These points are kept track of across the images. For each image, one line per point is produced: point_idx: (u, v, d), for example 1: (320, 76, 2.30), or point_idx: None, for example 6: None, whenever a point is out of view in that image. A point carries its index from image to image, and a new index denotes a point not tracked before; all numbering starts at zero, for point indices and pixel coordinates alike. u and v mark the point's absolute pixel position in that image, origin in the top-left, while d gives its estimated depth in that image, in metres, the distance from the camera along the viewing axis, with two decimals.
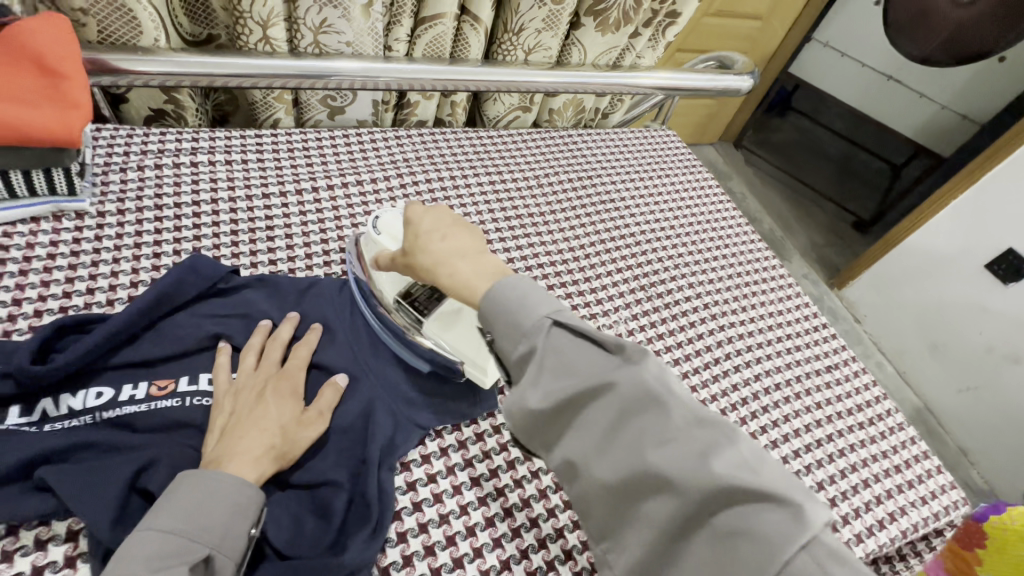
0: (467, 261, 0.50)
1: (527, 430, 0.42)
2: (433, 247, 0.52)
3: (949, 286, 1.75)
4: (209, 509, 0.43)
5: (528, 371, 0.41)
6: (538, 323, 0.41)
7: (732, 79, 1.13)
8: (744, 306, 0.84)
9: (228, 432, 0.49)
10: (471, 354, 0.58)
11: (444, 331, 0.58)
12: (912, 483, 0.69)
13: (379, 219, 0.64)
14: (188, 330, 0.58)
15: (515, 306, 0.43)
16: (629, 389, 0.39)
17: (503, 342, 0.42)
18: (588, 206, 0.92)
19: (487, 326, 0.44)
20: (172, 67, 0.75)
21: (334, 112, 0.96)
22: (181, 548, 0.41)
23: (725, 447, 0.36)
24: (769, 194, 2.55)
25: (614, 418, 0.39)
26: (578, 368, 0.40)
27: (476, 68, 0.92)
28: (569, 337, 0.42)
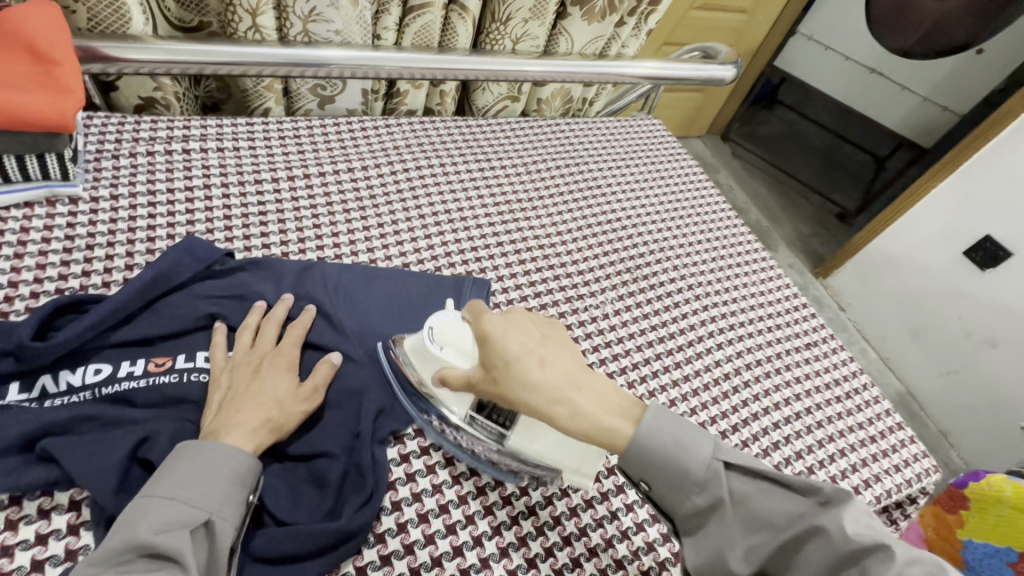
0: (581, 395, 0.47)
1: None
2: (537, 378, 0.47)
3: (929, 273, 1.80)
4: (208, 477, 0.44)
5: (709, 521, 0.46)
6: (712, 475, 0.45)
7: (715, 69, 1.16)
8: (727, 288, 0.86)
9: (225, 406, 0.50)
10: (572, 461, 0.52)
11: (535, 446, 0.52)
12: (886, 452, 0.72)
13: (433, 325, 0.55)
14: (184, 310, 0.59)
15: (667, 450, 0.46)
16: (837, 528, 0.42)
17: (671, 496, 0.47)
18: (575, 192, 0.94)
19: (644, 478, 0.47)
20: (163, 55, 0.76)
21: (324, 101, 0.97)
22: (182, 513, 0.42)
23: (845, 514, 0.42)
24: (756, 186, 2.58)
25: (824, 562, 0.42)
26: (763, 513, 0.45)
27: (464, 57, 0.93)
28: (743, 478, 0.46)
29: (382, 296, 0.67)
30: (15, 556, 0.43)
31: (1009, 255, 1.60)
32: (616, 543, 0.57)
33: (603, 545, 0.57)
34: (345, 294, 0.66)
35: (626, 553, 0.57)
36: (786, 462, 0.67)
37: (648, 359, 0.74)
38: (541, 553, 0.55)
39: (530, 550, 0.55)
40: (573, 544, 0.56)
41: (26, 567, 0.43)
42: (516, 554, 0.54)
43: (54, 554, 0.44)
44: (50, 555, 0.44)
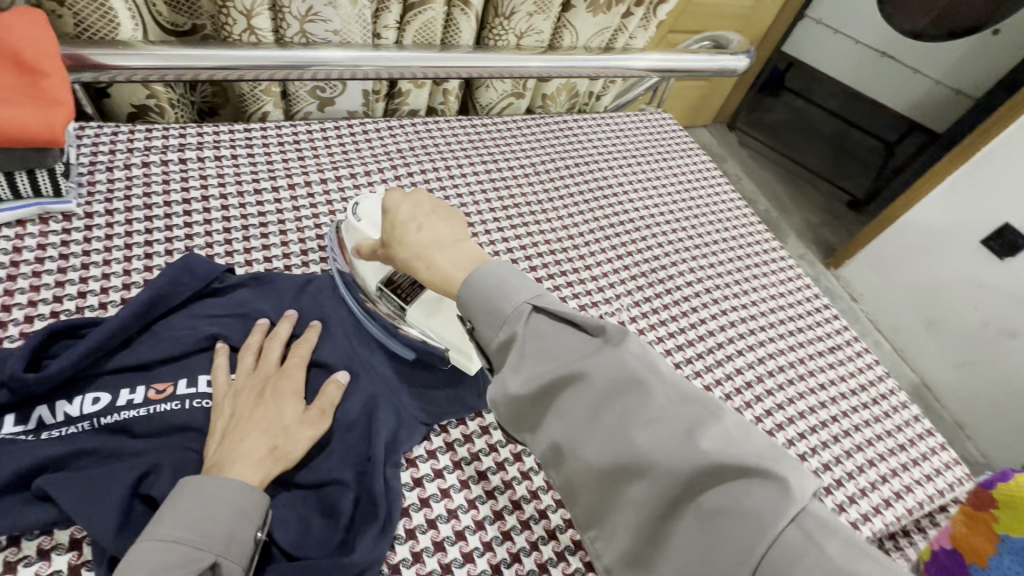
0: (444, 249, 0.53)
1: (513, 422, 0.45)
2: (410, 238, 0.55)
3: (945, 263, 1.76)
4: (217, 515, 0.43)
5: (510, 353, 0.44)
6: (519, 307, 0.45)
7: (726, 60, 1.11)
8: (745, 290, 0.83)
9: (229, 434, 0.48)
10: (455, 339, 0.58)
11: (429, 320, 0.59)
12: (916, 461, 0.69)
13: (358, 207, 0.65)
14: (186, 331, 0.56)
15: (496, 293, 0.46)
16: (625, 365, 0.42)
17: (485, 330, 0.46)
18: (585, 193, 0.90)
19: (468, 317, 0.48)
20: (154, 60, 0.72)
21: (324, 104, 0.94)
22: (190, 555, 0.40)
23: (710, 424, 0.38)
24: (764, 175, 2.53)
25: (617, 408, 0.40)
26: (555, 348, 0.44)
27: (468, 55, 0.90)
28: (549, 321, 0.45)
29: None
30: None
31: None
32: None
33: None
34: (350, 310, 0.63)
35: None
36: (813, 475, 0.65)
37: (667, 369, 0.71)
38: None
39: None
40: (595, 569, 0.54)
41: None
42: None
43: None
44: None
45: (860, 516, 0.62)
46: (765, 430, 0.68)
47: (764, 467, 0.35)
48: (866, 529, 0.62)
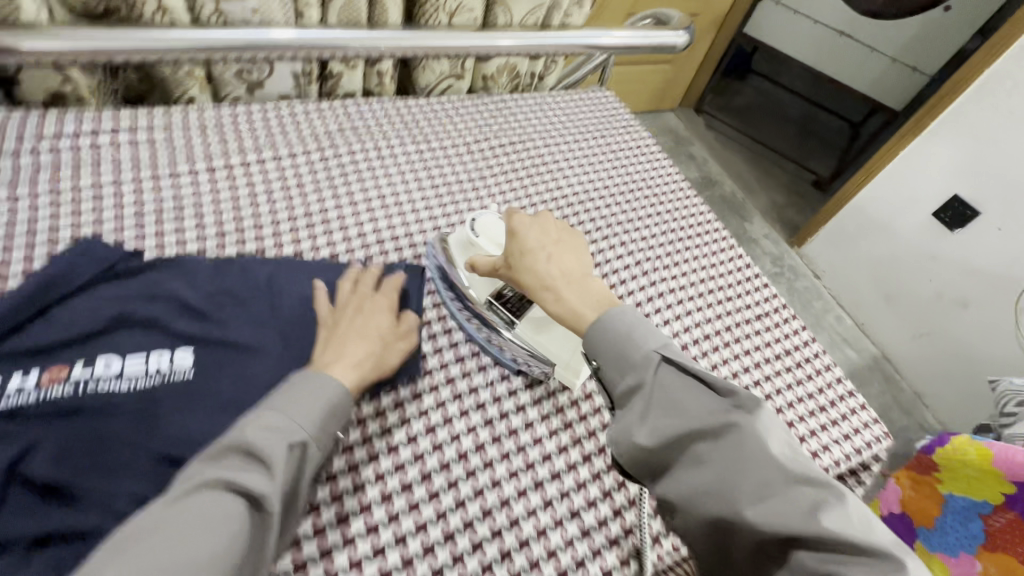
0: (574, 286, 0.60)
1: (629, 465, 0.49)
2: (542, 269, 0.61)
3: (900, 236, 1.79)
4: (313, 403, 0.50)
5: (635, 402, 0.49)
6: (648, 358, 0.50)
7: (666, 35, 1.11)
8: (677, 262, 0.83)
9: (334, 339, 0.57)
10: (565, 354, 0.66)
11: (537, 335, 0.66)
12: (836, 420, 0.70)
13: (476, 222, 0.71)
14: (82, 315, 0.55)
15: (624, 341, 0.52)
16: (755, 426, 0.44)
17: (613, 375, 0.51)
18: (519, 170, 0.90)
19: (595, 355, 0.53)
20: (58, 42, 0.70)
21: (252, 87, 0.92)
22: (289, 428, 0.47)
23: (835, 505, 0.40)
24: (729, 157, 2.55)
25: (726, 462, 0.44)
26: (686, 400, 0.47)
27: (396, 33, 0.89)
28: (677, 372, 0.49)
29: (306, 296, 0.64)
30: None
31: (977, 214, 1.59)
32: (548, 532, 0.57)
33: (533, 535, 0.57)
34: (262, 289, 0.62)
35: (557, 541, 0.57)
36: None
37: None
38: (467, 546, 0.55)
39: (456, 544, 0.55)
40: (502, 536, 0.56)
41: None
42: (442, 549, 0.54)
43: None
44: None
45: None
46: None
47: (872, 548, 0.38)
48: None
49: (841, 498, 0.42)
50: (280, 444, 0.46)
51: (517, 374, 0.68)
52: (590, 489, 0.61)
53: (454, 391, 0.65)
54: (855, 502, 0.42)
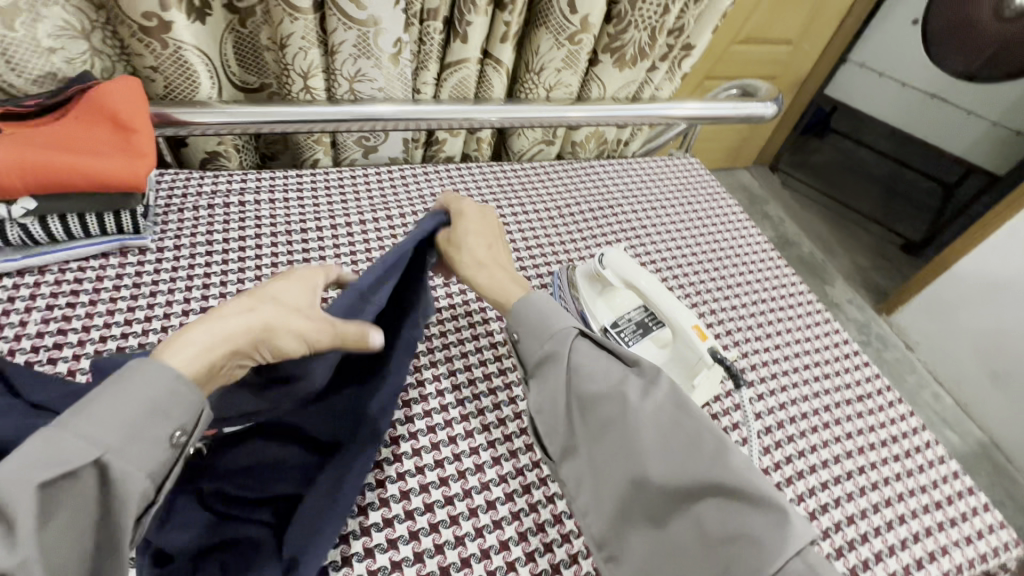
0: (498, 273, 0.68)
1: (546, 429, 0.58)
2: (471, 253, 0.68)
3: (1011, 310, 1.64)
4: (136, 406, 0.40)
5: (549, 368, 0.59)
6: (564, 331, 0.59)
7: (753, 107, 1.13)
8: (771, 331, 0.81)
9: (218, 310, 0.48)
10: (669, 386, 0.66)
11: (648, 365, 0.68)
12: (954, 520, 0.65)
13: (605, 255, 0.72)
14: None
15: (546, 322, 0.61)
16: (649, 390, 0.54)
17: (535, 352, 0.60)
18: (610, 233, 0.93)
19: (517, 330, 0.62)
20: (227, 118, 0.83)
21: (368, 151, 1.03)
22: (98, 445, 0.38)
23: (722, 450, 0.50)
24: (808, 217, 2.48)
25: (623, 424, 0.53)
26: (594, 375, 0.57)
27: (499, 107, 0.97)
28: (590, 345, 0.60)
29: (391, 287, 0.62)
30: None
31: None
32: None
33: None
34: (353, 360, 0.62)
35: None
36: (834, 526, 0.62)
37: None
38: None
39: None
40: None
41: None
42: None
43: None
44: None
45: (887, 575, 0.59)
46: (784, 477, 0.65)
47: (760, 495, 0.46)
48: None
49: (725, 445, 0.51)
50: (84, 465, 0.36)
51: None
52: None
53: None
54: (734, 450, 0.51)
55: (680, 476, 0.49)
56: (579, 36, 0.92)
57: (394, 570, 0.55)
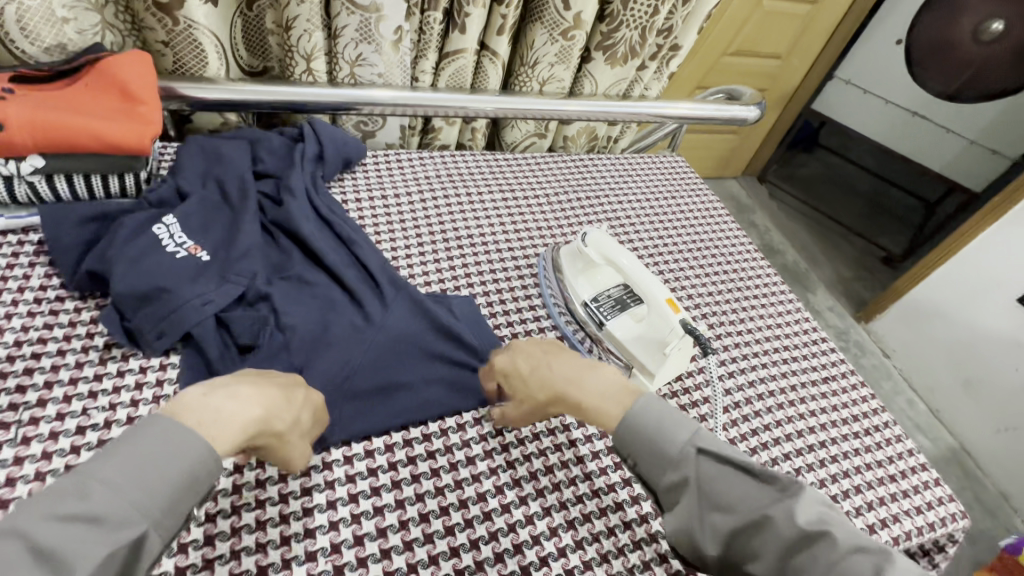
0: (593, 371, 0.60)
1: (692, 553, 0.51)
2: (558, 374, 0.62)
3: (981, 318, 1.71)
4: (160, 473, 0.42)
5: (680, 496, 0.50)
6: (685, 454, 0.50)
7: (737, 110, 1.19)
8: (744, 317, 0.84)
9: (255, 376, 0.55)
10: (643, 356, 0.70)
11: (626, 336, 0.71)
12: (907, 492, 0.68)
13: (587, 234, 0.76)
14: (231, 287, 0.66)
15: (657, 433, 0.51)
16: (795, 508, 0.46)
17: (652, 470, 0.51)
18: (595, 221, 0.97)
19: (631, 455, 0.52)
20: (232, 96, 0.86)
21: (365, 136, 1.06)
22: (121, 514, 0.39)
23: (887, 564, 0.43)
24: (793, 226, 2.54)
25: (777, 553, 0.46)
26: (724, 494, 0.48)
27: (494, 97, 1.01)
28: (716, 463, 0.50)
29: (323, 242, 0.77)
30: None
31: None
32: (611, 558, 0.62)
33: (597, 558, 0.62)
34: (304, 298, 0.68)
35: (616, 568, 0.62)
36: None
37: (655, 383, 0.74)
38: (535, 559, 0.60)
39: (524, 556, 0.60)
40: (568, 555, 0.61)
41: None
42: (512, 559, 0.59)
43: None
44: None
45: None
46: (750, 448, 0.69)
47: None
48: None
49: (887, 552, 0.44)
50: (122, 526, 0.39)
51: None
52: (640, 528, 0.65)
53: None
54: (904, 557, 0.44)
55: None
56: (572, 32, 0.96)
57: (376, 514, 0.59)
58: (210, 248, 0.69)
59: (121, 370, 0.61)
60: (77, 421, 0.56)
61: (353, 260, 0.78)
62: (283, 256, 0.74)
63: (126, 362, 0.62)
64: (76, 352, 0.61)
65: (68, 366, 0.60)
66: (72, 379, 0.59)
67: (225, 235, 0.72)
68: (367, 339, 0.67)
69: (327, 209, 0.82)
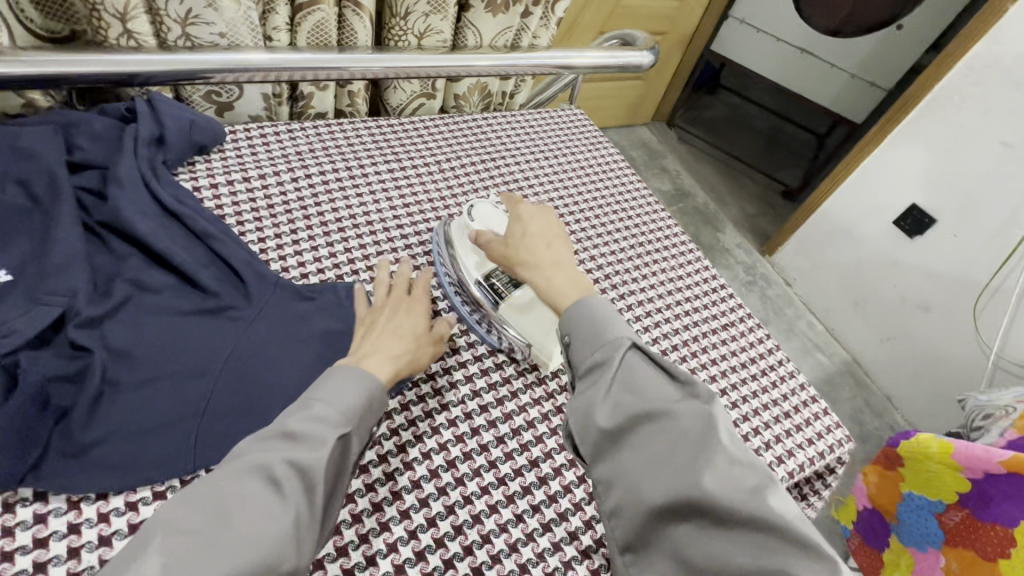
0: (564, 270, 0.62)
1: (576, 439, 0.50)
2: (538, 252, 0.64)
3: (866, 244, 1.85)
4: (355, 395, 0.52)
5: (596, 377, 0.51)
6: (618, 342, 0.51)
7: (631, 56, 1.15)
8: (645, 275, 0.85)
9: (373, 330, 0.61)
10: (539, 338, 0.69)
11: (522, 317, 0.69)
12: (800, 427, 0.72)
13: (473, 208, 0.74)
14: (45, 310, 0.55)
15: (603, 323, 0.54)
16: (706, 410, 0.46)
17: (584, 351, 0.53)
18: (492, 188, 0.91)
19: (570, 333, 0.55)
20: (26, 69, 0.70)
21: (222, 109, 0.91)
22: (334, 420, 0.50)
23: (765, 486, 0.42)
24: (701, 169, 2.62)
25: (670, 444, 0.45)
26: (641, 385, 0.49)
27: (366, 55, 0.89)
28: (646, 362, 0.51)
29: (172, 240, 0.66)
30: None
31: (935, 221, 1.67)
32: (522, 546, 0.57)
33: (507, 550, 0.56)
34: (153, 320, 0.59)
35: (532, 555, 0.57)
36: None
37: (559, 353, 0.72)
38: (439, 564, 0.54)
39: (428, 563, 0.53)
40: (475, 553, 0.55)
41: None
42: (413, 569, 0.53)
43: None
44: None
45: None
46: None
47: (811, 543, 0.38)
48: None
49: (767, 481, 0.42)
50: (327, 433, 0.48)
51: (489, 388, 0.69)
52: (564, 501, 0.61)
53: (426, 408, 0.64)
54: (778, 491, 0.42)
55: (679, 491, 0.42)
56: None
57: None
58: (14, 265, 0.57)
59: None
60: None
61: (213, 258, 0.67)
62: (119, 265, 0.63)
63: None
64: None
65: None
66: None
67: (35, 248, 0.59)
68: (229, 343, 0.60)
69: (175, 201, 0.70)
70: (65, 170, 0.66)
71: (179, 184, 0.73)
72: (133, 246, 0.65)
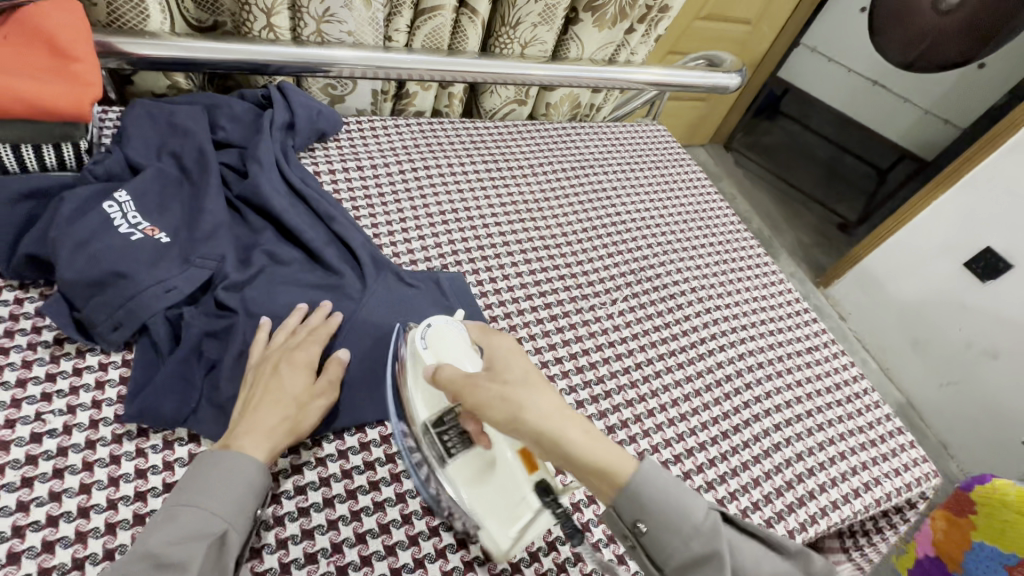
0: (574, 423, 0.47)
1: None
2: (531, 411, 0.47)
3: (932, 284, 1.80)
4: (232, 488, 0.47)
5: (701, 573, 0.45)
6: (711, 524, 0.46)
7: (720, 78, 1.17)
8: (730, 293, 0.86)
9: (249, 404, 0.51)
10: (492, 518, 0.49)
11: (473, 489, 0.50)
12: (886, 456, 0.72)
13: (430, 326, 0.56)
14: (197, 271, 0.60)
15: (681, 510, 0.46)
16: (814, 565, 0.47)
17: (672, 542, 0.46)
18: (581, 195, 0.94)
19: (643, 519, 0.47)
20: (182, 53, 0.77)
21: (334, 101, 0.97)
22: (207, 524, 0.45)
23: None
24: (759, 194, 2.59)
25: None
26: (754, 568, 0.45)
27: (474, 59, 0.94)
28: (739, 534, 0.47)
29: (299, 218, 0.71)
30: (27, 536, 0.44)
31: (1010, 266, 1.61)
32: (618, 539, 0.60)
33: (604, 541, 0.59)
34: (284, 288, 0.64)
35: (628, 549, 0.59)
36: (787, 464, 0.68)
37: (650, 358, 0.74)
38: (545, 547, 0.56)
39: (533, 543, 0.56)
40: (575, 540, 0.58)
41: (129, 544, 0.45)
42: (519, 547, 0.56)
43: (65, 536, 0.44)
44: (121, 496, 0.48)
45: (830, 503, 0.65)
46: (743, 421, 0.71)
47: None
48: (836, 516, 0.65)
49: None
50: (194, 549, 0.43)
51: (584, 386, 0.69)
52: None
53: None
54: None
55: None
56: None
57: (377, 510, 0.54)
58: (170, 228, 0.62)
59: (77, 368, 0.54)
60: (30, 427, 0.49)
61: (333, 237, 0.72)
62: (257, 236, 0.68)
63: (82, 358, 0.54)
64: (21, 349, 0.53)
65: (12, 365, 0.52)
66: (20, 381, 0.51)
67: (187, 214, 0.65)
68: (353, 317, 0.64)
69: (300, 183, 0.75)
70: (211, 146, 0.72)
71: (304, 167, 0.79)
72: (267, 222, 0.71)
